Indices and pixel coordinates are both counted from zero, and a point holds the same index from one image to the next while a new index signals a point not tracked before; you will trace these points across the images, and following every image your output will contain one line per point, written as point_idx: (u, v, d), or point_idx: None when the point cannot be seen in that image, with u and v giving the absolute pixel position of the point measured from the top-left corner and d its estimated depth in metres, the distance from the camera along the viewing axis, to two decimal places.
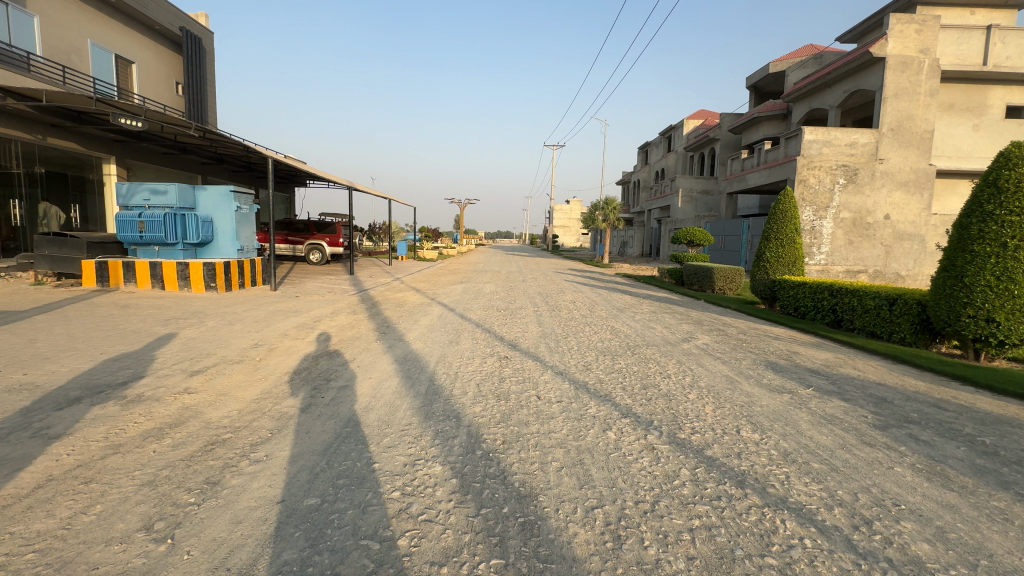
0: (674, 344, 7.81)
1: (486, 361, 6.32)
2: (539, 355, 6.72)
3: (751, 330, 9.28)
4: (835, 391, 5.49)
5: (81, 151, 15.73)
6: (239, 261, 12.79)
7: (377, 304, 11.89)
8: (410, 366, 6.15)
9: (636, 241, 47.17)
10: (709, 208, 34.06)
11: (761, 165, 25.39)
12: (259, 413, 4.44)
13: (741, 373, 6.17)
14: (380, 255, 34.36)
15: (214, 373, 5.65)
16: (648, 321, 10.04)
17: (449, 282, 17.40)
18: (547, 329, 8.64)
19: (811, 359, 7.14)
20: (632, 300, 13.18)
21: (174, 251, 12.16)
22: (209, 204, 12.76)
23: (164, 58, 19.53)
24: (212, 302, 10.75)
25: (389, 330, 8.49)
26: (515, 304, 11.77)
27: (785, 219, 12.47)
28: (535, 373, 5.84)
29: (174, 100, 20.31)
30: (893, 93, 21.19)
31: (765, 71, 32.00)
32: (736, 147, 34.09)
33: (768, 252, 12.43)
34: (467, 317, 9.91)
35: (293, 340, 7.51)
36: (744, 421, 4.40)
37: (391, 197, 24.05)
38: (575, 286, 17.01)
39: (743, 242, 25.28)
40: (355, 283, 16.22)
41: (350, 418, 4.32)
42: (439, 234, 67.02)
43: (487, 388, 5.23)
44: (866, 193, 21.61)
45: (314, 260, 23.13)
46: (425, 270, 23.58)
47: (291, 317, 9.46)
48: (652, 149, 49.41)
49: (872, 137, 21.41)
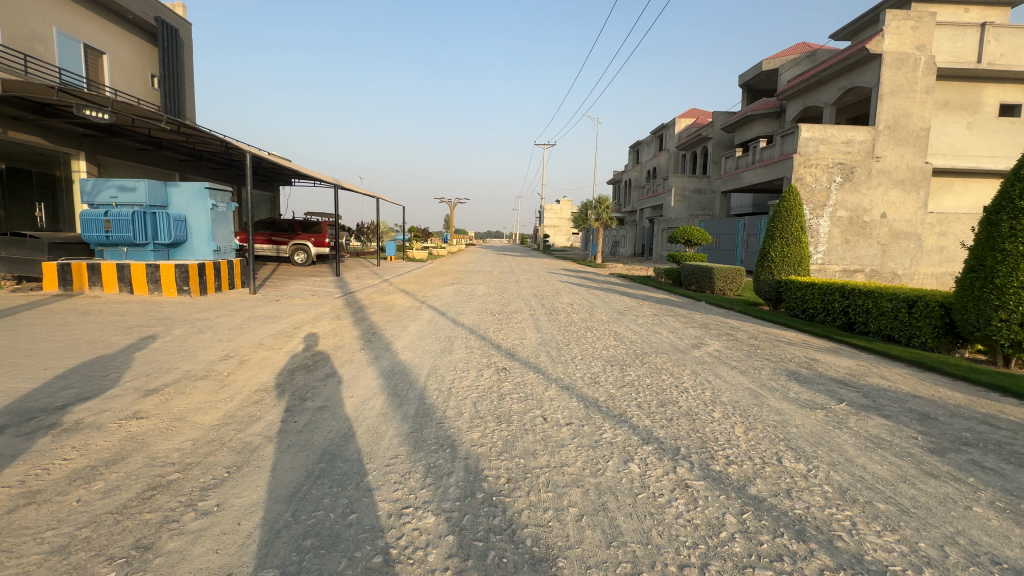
0: (684, 351, 7.25)
1: (482, 374, 5.69)
2: (541, 366, 6.10)
3: (761, 334, 8.76)
4: (872, 406, 4.94)
5: (47, 147, 14.78)
6: (215, 263, 11.99)
7: (362, 307, 11.18)
8: (398, 380, 5.49)
9: (628, 241, 46.88)
10: (702, 207, 33.76)
11: (756, 163, 25.03)
12: (216, 445, 3.74)
13: (764, 385, 5.59)
14: (368, 255, 33.46)
15: (173, 393, 4.94)
16: (652, 325, 9.47)
17: (440, 284, 16.71)
18: (547, 335, 8.02)
19: (833, 367, 6.61)
20: (632, 302, 12.61)
21: (145, 253, 11.35)
22: (183, 202, 11.95)
23: (138, 49, 18.58)
24: (183, 307, 9.96)
25: (375, 338, 7.80)
26: (510, 307, 11.16)
27: (790, 218, 11.97)
28: (538, 388, 5.23)
29: (150, 94, 19.35)
30: (890, 90, 20.95)
31: (758, 69, 31.77)
32: (729, 145, 33.82)
33: (773, 252, 11.93)
34: (460, 322, 9.25)
35: (268, 351, 6.80)
36: (782, 447, 3.83)
37: (378, 196, 23.28)
38: (571, 287, 16.42)
39: (739, 241, 24.90)
40: (340, 285, 15.46)
41: (326, 450, 3.66)
42: (428, 234, 66.02)
43: (485, 407, 4.60)
44: (862, 191, 21.33)
45: (298, 261, 22.29)
46: (415, 270, 22.85)
47: (269, 323, 8.72)
48: (643, 148, 49.10)
49: (869, 135, 21.15)
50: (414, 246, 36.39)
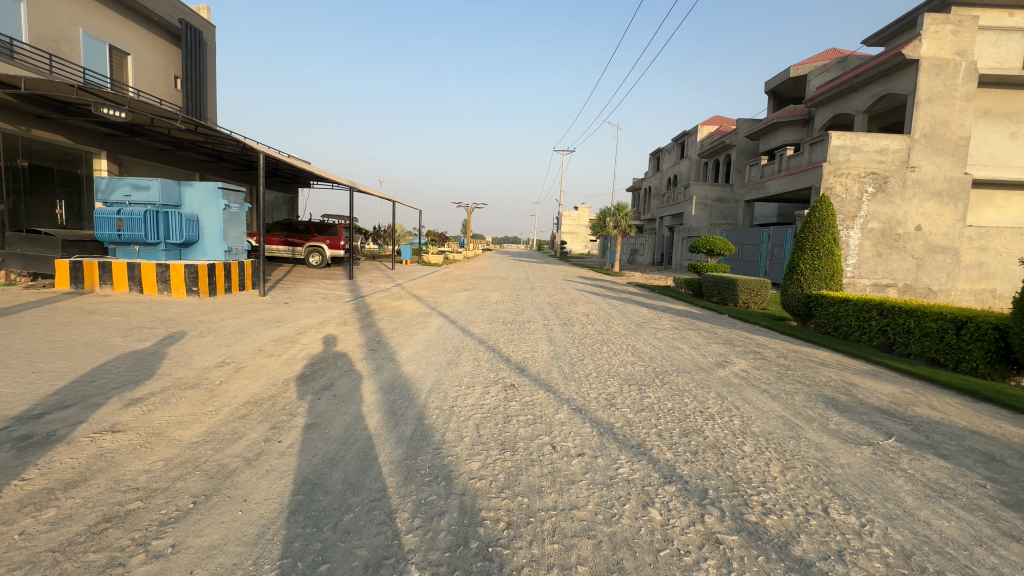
0: (708, 370, 6.71)
1: (489, 391, 5.28)
2: (552, 384, 5.64)
3: (792, 353, 8.16)
4: (926, 444, 4.36)
5: (69, 145, 14.95)
6: (226, 263, 11.85)
7: (371, 313, 10.89)
8: (398, 395, 5.10)
9: (647, 249, 46.13)
10: (725, 217, 32.92)
11: (782, 171, 24.20)
12: (189, 467, 3.39)
13: (800, 414, 5.04)
14: (384, 258, 33.48)
15: (158, 403, 4.63)
16: (672, 339, 8.94)
17: (453, 289, 16.42)
18: (560, 348, 7.60)
19: (874, 394, 6.02)
20: (651, 314, 12.08)
21: (156, 252, 11.25)
22: (196, 202, 11.87)
23: (162, 50, 18.82)
24: (190, 308, 9.80)
25: (379, 346, 7.45)
26: (523, 316, 10.74)
27: (822, 229, 11.29)
28: (547, 410, 4.77)
29: (173, 96, 19.59)
30: (927, 98, 20.01)
31: (785, 75, 30.90)
32: (753, 153, 32.91)
33: (802, 264, 11.26)
34: (469, 331, 8.86)
35: (267, 358, 6.49)
36: (828, 494, 3.32)
37: (395, 199, 23.19)
38: (587, 296, 15.94)
39: (763, 252, 24.06)
40: (352, 288, 15.27)
41: (309, 478, 3.27)
42: (445, 238, 66.10)
43: (490, 431, 4.17)
44: (896, 202, 20.36)
45: (313, 263, 22.28)
46: (429, 275, 22.62)
47: (273, 327, 8.47)
48: (664, 156, 48.33)
49: (903, 143, 20.23)
50: (431, 250, 36.24)
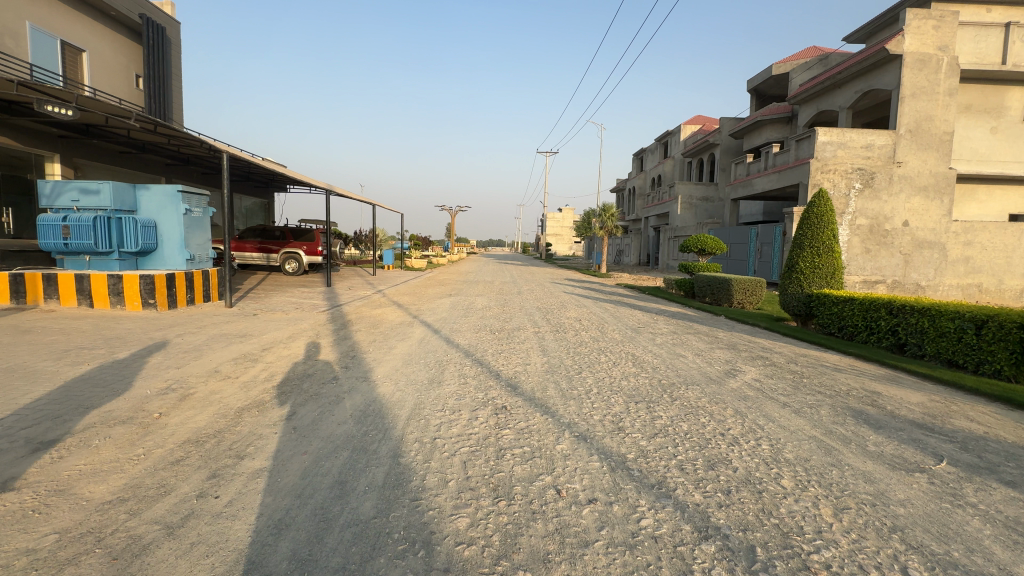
0: (718, 381, 6.09)
1: (477, 416, 4.58)
2: (549, 404, 4.95)
3: (801, 357, 7.62)
4: (987, 468, 3.77)
5: (18, 148, 13.81)
6: (188, 273, 10.91)
7: (347, 324, 10.07)
8: (371, 425, 4.34)
9: (633, 250, 45.85)
10: (710, 216, 32.77)
11: (769, 169, 24.00)
12: (88, 543, 2.60)
13: (833, 433, 4.42)
14: (365, 264, 32.54)
15: (73, 447, 3.78)
16: (673, 346, 8.35)
17: (437, 295, 15.67)
18: (554, 359, 6.94)
19: (902, 404, 5.47)
20: (645, 317, 11.51)
21: (109, 262, 10.28)
22: (154, 206, 10.93)
23: (121, 47, 17.69)
24: (144, 323, 8.85)
25: (353, 363, 6.66)
26: (512, 323, 10.05)
27: (820, 225, 10.83)
28: (545, 439, 4.07)
29: (135, 96, 18.46)
30: (911, 93, 19.93)
31: (768, 73, 30.87)
32: (737, 152, 32.80)
33: (802, 262, 10.82)
34: (454, 342, 8.13)
35: (221, 381, 5.65)
36: (900, 547, 2.69)
37: (374, 202, 22.27)
38: (578, 299, 15.31)
39: (752, 250, 23.80)
40: (329, 297, 14.38)
41: (243, 556, 2.50)
42: (428, 242, 65.00)
43: (480, 472, 3.46)
44: (883, 198, 20.23)
45: (289, 270, 21.26)
46: (411, 281, 21.76)
47: (236, 344, 7.61)
48: (647, 156, 48.17)
49: (889, 139, 20.12)
50: (414, 255, 35.31)
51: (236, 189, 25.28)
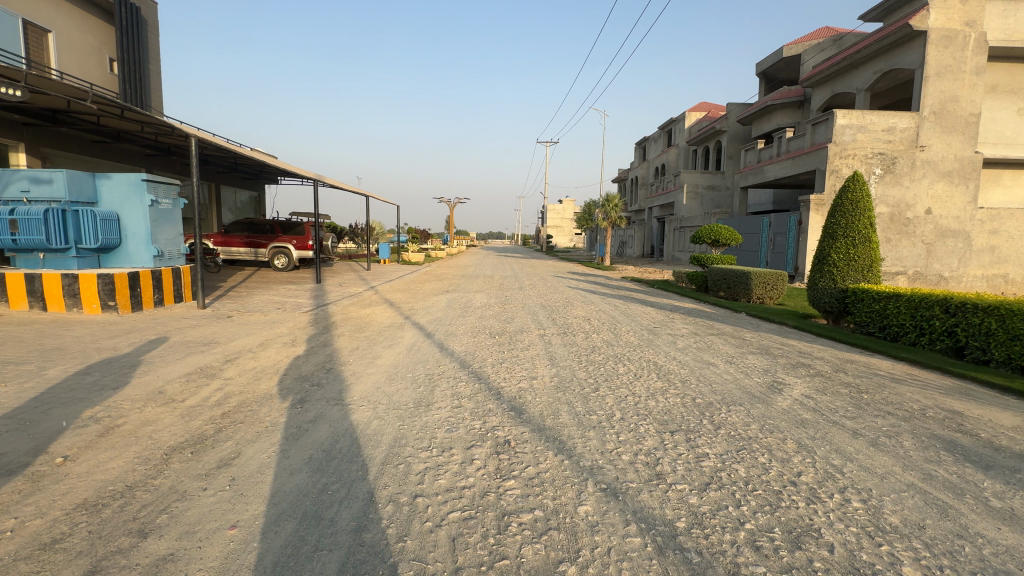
0: (763, 400, 5.04)
1: (473, 459, 3.55)
2: (564, 438, 3.92)
3: (849, 365, 6.59)
4: None
5: None
6: (155, 271, 9.85)
7: (331, 327, 9.02)
8: (333, 476, 3.31)
9: (637, 241, 44.72)
10: (717, 205, 31.72)
11: (781, 155, 22.85)
12: None
13: (935, 480, 3.40)
14: (360, 258, 31.54)
15: None
16: (699, 351, 7.33)
17: (433, 292, 14.63)
18: (564, 371, 5.94)
19: (995, 429, 4.45)
20: (661, 316, 10.47)
21: (66, 260, 9.24)
22: (115, 197, 9.86)
23: (92, 28, 16.50)
24: (98, 329, 7.81)
25: (327, 378, 5.62)
26: (514, 325, 9.05)
27: (856, 212, 9.71)
28: (563, 497, 3.05)
29: (109, 81, 17.30)
30: (936, 72, 18.71)
31: (778, 55, 29.57)
32: (745, 139, 31.55)
33: (835, 255, 9.75)
34: (448, 350, 7.10)
35: (161, 406, 4.63)
36: None
37: (367, 194, 21.18)
38: (584, 295, 14.29)
39: (764, 241, 22.79)
40: (316, 294, 13.36)
41: None
42: (427, 235, 63.80)
43: (474, 560, 2.44)
44: (905, 184, 19.11)
45: (278, 266, 20.25)
46: (407, 276, 20.71)
47: (197, 355, 6.57)
48: (650, 145, 46.89)
49: (912, 121, 18.92)
50: (411, 249, 34.13)
51: (224, 180, 24.15)
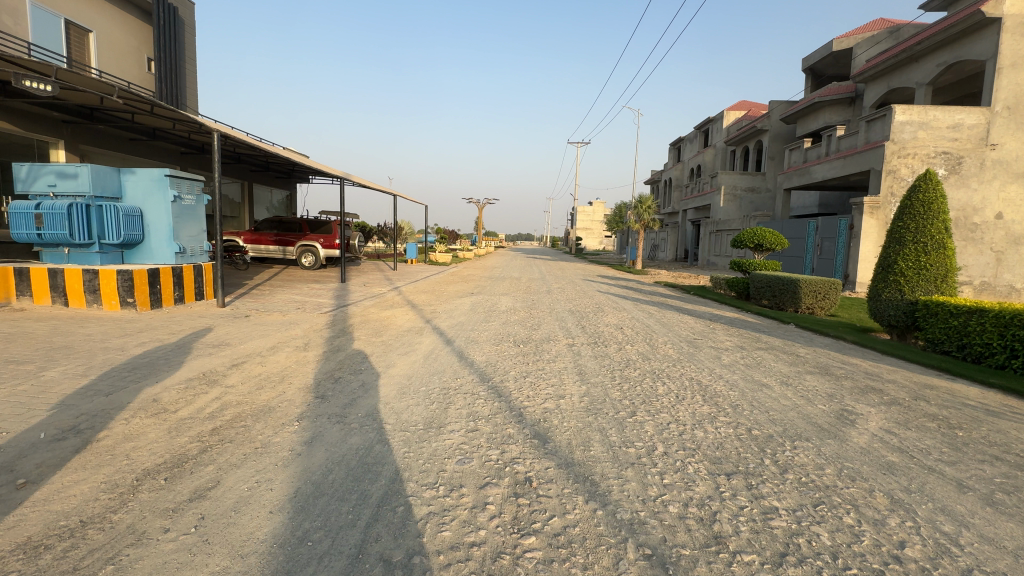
0: (835, 436, 4.23)
1: (486, 504, 2.94)
2: (597, 480, 3.26)
3: (930, 393, 5.66)
4: None
5: (19, 133, 12.94)
6: (176, 268, 9.70)
7: (348, 329, 8.61)
8: (319, 519, 2.75)
9: (669, 244, 43.27)
10: (757, 208, 30.21)
11: (831, 154, 21.38)
12: None
13: None
14: (388, 258, 31.52)
15: None
16: (747, 368, 6.53)
17: (458, 295, 14.14)
18: (595, 390, 5.28)
19: None
20: (701, 326, 9.62)
21: (89, 255, 9.17)
22: (139, 193, 9.76)
23: (131, 28, 16.83)
24: (113, 326, 7.62)
25: (333, 389, 5.16)
26: (541, 332, 8.44)
27: (928, 216, 8.63)
28: (598, 567, 2.40)
29: (147, 80, 17.63)
30: (1010, 62, 17.00)
31: (826, 49, 27.87)
32: (789, 138, 29.89)
33: (902, 263, 8.71)
34: (467, 359, 6.53)
35: (150, 417, 4.22)
36: None
37: (395, 193, 20.96)
38: (616, 301, 13.52)
39: (810, 246, 21.38)
40: (338, 294, 13.08)
41: None
42: (455, 236, 63.66)
43: None
44: (972, 186, 17.46)
45: (306, 264, 20.27)
46: (432, 277, 20.35)
47: (203, 358, 6.21)
48: (685, 145, 45.34)
49: (982, 117, 17.26)
50: (439, 249, 33.88)
51: (257, 179, 24.46)
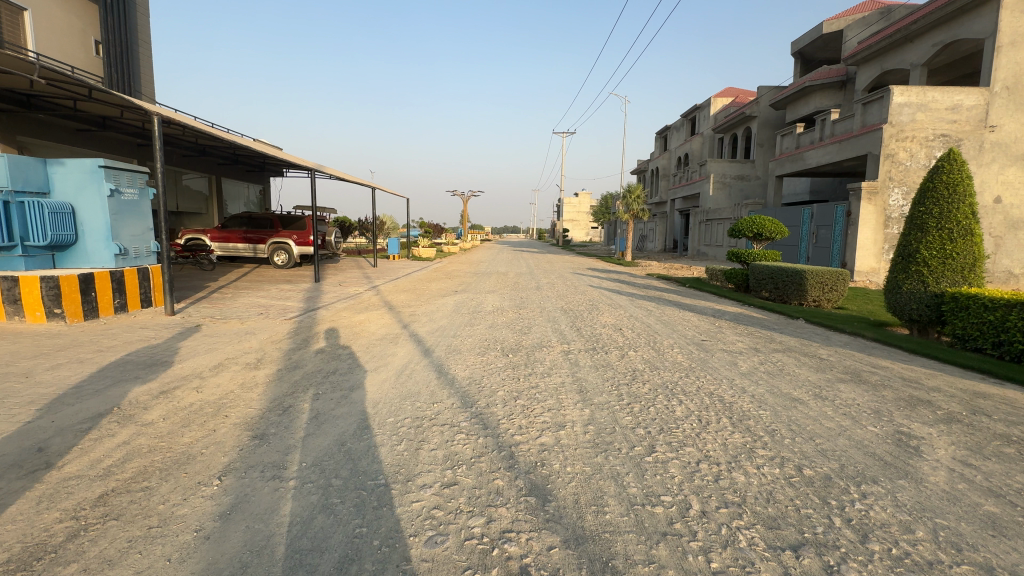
0: (906, 475, 3.37)
1: None
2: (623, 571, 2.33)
3: (985, 405, 4.85)
4: None
5: None
6: (117, 272, 8.55)
7: (313, 338, 7.59)
8: None
9: (658, 234, 42.58)
10: (747, 195, 29.59)
11: (825, 138, 20.72)
12: None
13: None
14: (369, 254, 30.23)
15: None
16: (771, 377, 5.69)
17: (440, 293, 13.14)
18: (601, 414, 4.38)
19: None
20: (708, 324, 8.79)
21: (12, 260, 7.97)
22: (70, 187, 8.55)
23: (75, 6, 15.27)
24: (30, 343, 6.47)
25: (280, 424, 4.15)
26: (532, 338, 7.51)
27: (953, 200, 7.87)
28: None
29: (95, 65, 16.12)
30: (1010, 40, 16.36)
31: (816, 32, 27.16)
32: (778, 124, 29.26)
33: (925, 251, 7.96)
34: (447, 375, 5.57)
35: (20, 481, 3.17)
36: None
37: (374, 186, 19.75)
38: (610, 296, 12.67)
39: (805, 233, 20.82)
40: (309, 296, 11.98)
41: None
42: (440, 230, 62.11)
43: None
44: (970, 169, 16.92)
45: (279, 263, 19.04)
46: (414, 273, 19.25)
47: (126, 384, 5.13)
48: (672, 133, 44.50)
49: (981, 97, 16.65)
50: (423, 244, 32.67)
51: (226, 173, 23.03)
